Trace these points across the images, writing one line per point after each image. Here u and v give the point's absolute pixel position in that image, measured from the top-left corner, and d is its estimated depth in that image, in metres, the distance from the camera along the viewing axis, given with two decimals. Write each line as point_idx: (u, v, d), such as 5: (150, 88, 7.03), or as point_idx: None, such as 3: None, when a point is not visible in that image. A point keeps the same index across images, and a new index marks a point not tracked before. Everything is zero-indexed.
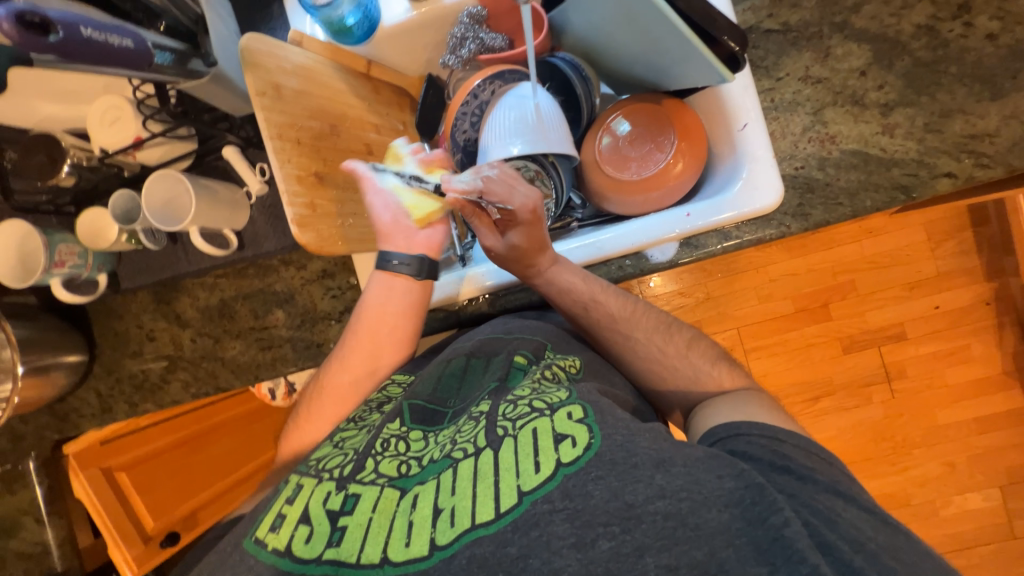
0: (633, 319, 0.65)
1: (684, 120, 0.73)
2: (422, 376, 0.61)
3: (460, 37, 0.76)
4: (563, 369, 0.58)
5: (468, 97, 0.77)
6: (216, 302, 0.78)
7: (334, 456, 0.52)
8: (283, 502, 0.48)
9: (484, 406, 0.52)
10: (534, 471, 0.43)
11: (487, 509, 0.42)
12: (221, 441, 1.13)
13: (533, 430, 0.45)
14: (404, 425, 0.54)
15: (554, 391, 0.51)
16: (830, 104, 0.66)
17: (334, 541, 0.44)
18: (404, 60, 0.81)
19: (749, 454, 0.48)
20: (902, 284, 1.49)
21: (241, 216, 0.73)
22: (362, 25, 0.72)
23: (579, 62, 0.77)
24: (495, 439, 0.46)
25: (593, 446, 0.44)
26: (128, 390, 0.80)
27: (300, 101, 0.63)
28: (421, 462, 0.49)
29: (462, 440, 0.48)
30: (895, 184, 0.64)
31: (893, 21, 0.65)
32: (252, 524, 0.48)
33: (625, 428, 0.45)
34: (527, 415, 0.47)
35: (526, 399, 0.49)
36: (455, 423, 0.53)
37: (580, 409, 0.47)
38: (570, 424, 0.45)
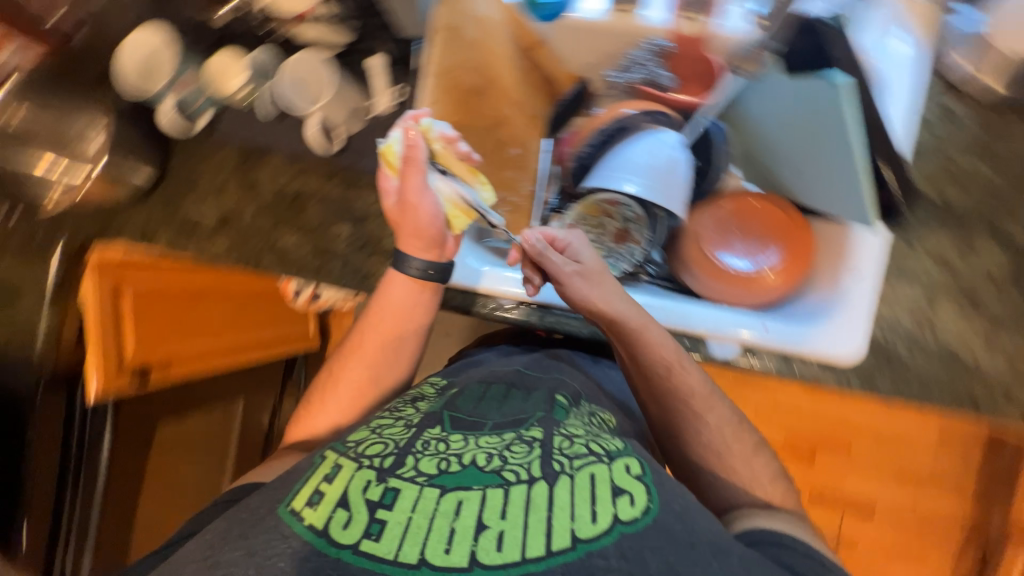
0: (709, 401, 0.67)
1: (796, 240, 0.71)
2: (463, 393, 0.62)
3: (633, 61, 0.75)
4: (606, 423, 0.62)
5: (613, 119, 0.75)
6: (293, 189, 0.78)
7: (372, 443, 0.53)
8: (322, 479, 0.50)
9: (535, 432, 0.53)
10: (592, 521, 0.45)
11: (537, 543, 0.44)
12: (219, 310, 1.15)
13: (591, 475, 0.49)
14: (443, 430, 0.54)
15: (606, 439, 0.56)
16: (947, 293, 0.65)
17: (372, 534, 0.44)
18: (573, 53, 0.77)
19: (795, 568, 0.53)
20: (893, 470, 1.48)
21: (356, 125, 0.73)
22: (552, 7, 0.71)
23: (728, 134, 0.77)
24: (552, 473, 0.48)
25: (651, 512, 0.47)
26: (175, 228, 0.80)
27: None
28: (461, 462, 0.49)
29: (514, 463, 0.49)
30: (967, 395, 0.64)
31: None
32: (286, 498, 0.50)
33: (679, 500, 0.50)
34: (584, 457, 0.51)
35: (581, 440, 0.53)
36: (500, 434, 0.54)
37: (637, 466, 0.52)
38: (629, 480, 0.50)
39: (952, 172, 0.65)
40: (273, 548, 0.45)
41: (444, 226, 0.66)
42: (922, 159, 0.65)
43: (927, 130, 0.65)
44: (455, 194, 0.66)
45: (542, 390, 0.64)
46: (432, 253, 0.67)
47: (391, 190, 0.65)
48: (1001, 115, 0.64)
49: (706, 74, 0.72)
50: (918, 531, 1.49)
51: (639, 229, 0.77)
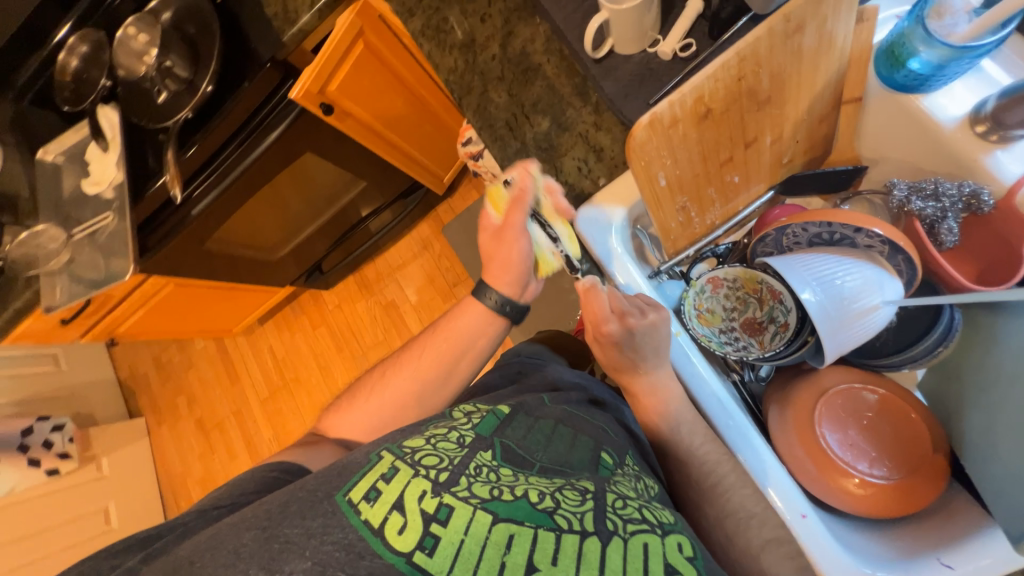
0: None
1: (916, 484, 0.63)
2: (515, 423, 0.61)
3: (936, 191, 0.61)
4: (647, 488, 0.59)
5: (854, 225, 0.64)
6: (535, 61, 0.79)
7: (427, 454, 0.52)
8: (378, 476, 0.49)
9: (587, 483, 0.53)
10: None
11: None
12: (397, 102, 1.34)
13: (643, 542, 0.48)
14: (494, 458, 0.54)
15: (658, 510, 0.54)
16: None
17: (425, 547, 0.44)
18: (879, 138, 0.68)
19: None
20: None
21: (629, 48, 0.72)
22: (910, 77, 0.61)
23: (955, 333, 0.64)
24: (604, 531, 0.48)
25: None
26: (431, 21, 0.85)
27: (785, 61, 0.58)
28: (514, 494, 0.49)
29: (565, 511, 0.49)
30: None
31: None
32: (343, 483, 0.49)
33: None
34: (637, 523, 0.50)
35: (634, 504, 0.53)
36: (551, 478, 0.53)
37: (687, 546, 0.51)
38: (683, 562, 0.48)
39: None
40: (331, 528, 0.45)
41: (529, 271, 0.75)
42: None
43: None
44: (552, 249, 0.74)
45: (590, 441, 0.61)
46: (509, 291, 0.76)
47: (490, 225, 0.76)
48: None
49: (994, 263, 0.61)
50: None
51: (773, 335, 0.73)
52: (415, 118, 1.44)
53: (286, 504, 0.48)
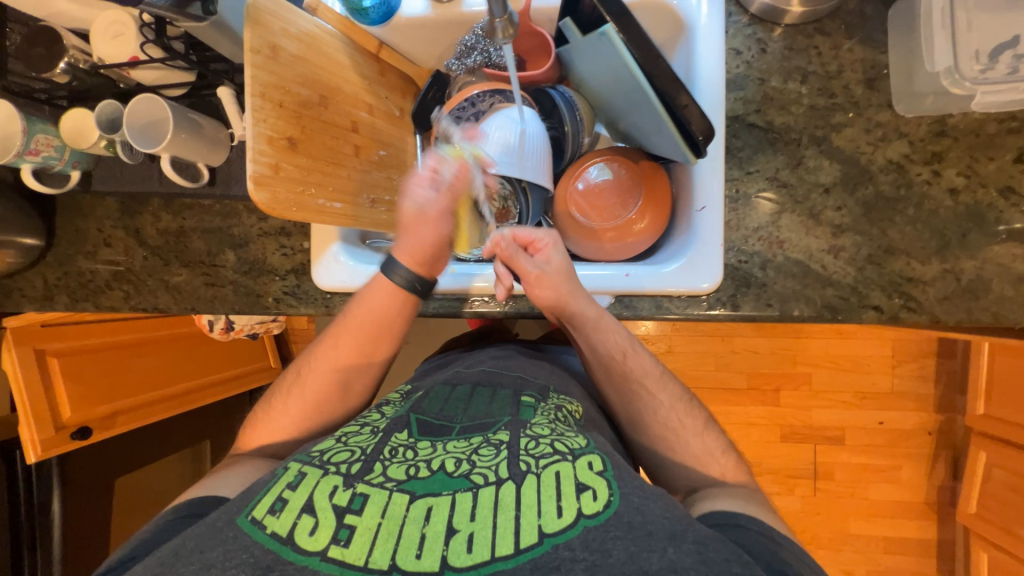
0: (661, 380, 0.70)
1: (653, 186, 0.76)
2: (431, 397, 0.64)
3: (469, 46, 0.79)
4: (570, 412, 0.64)
5: (465, 103, 0.79)
6: (176, 228, 0.80)
7: (338, 452, 0.54)
8: (285, 487, 0.49)
9: (503, 436, 0.54)
10: (557, 515, 0.45)
11: (507, 542, 0.44)
12: (159, 356, 1.19)
13: (555, 473, 0.49)
14: (411, 437, 0.56)
15: (571, 436, 0.55)
16: (788, 211, 0.68)
17: (340, 539, 0.45)
18: (416, 50, 0.83)
19: (751, 549, 0.51)
20: (854, 392, 1.60)
21: (219, 155, 0.76)
22: (378, 9, 0.74)
23: (575, 101, 0.79)
24: (518, 473, 0.48)
25: (612, 504, 0.46)
26: (73, 286, 0.82)
27: (295, 66, 0.66)
28: (430, 470, 0.50)
29: (483, 466, 0.50)
30: (825, 302, 0.67)
31: (868, 149, 0.67)
32: (249, 503, 0.49)
33: (641, 491, 0.48)
34: (549, 456, 0.51)
35: (546, 439, 0.53)
36: (468, 440, 0.55)
37: (600, 461, 0.51)
38: (592, 475, 0.49)
39: (772, 96, 0.68)
40: (233, 552, 0.45)
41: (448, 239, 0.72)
42: (742, 89, 0.69)
43: (740, 61, 0.69)
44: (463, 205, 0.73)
45: (508, 390, 0.66)
46: (419, 267, 0.71)
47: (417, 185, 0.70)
48: (805, 35, 0.68)
49: (539, 52, 0.78)
50: (893, 447, 1.61)
51: (516, 204, 0.79)
52: (198, 345, 1.29)
53: (183, 545, 0.47)
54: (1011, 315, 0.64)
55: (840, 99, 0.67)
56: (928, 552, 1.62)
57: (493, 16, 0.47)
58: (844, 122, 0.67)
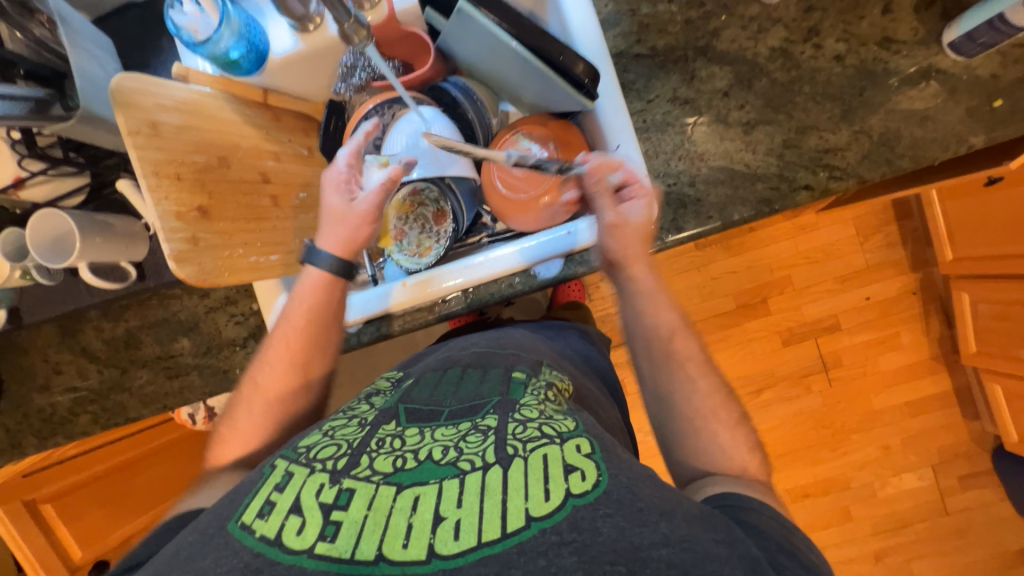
0: (703, 366, 0.66)
1: (569, 139, 0.76)
2: (421, 383, 0.61)
3: (350, 66, 0.80)
4: (560, 391, 0.60)
5: (365, 121, 0.79)
6: (121, 333, 0.78)
7: (324, 446, 0.51)
8: (272, 489, 0.47)
9: (491, 420, 0.52)
10: (544, 499, 0.43)
11: (494, 527, 0.42)
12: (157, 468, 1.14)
13: (543, 455, 0.46)
14: (399, 425, 0.53)
15: (561, 418, 0.52)
16: (697, 124, 0.69)
17: (327, 535, 0.43)
18: (302, 87, 0.82)
19: (761, 529, 0.49)
20: (834, 278, 1.65)
21: (140, 248, 0.74)
22: (247, 57, 0.72)
23: (470, 86, 0.80)
24: (505, 457, 0.46)
25: (601, 484, 0.45)
26: (37, 424, 0.80)
27: (182, 136, 0.64)
28: (418, 459, 0.48)
29: (469, 452, 0.47)
30: (760, 198, 0.69)
31: (751, 44, 0.69)
32: (237, 507, 0.46)
33: (629, 470, 0.46)
34: (536, 439, 0.48)
35: (536, 423, 0.50)
36: (456, 425, 0.52)
37: (588, 443, 0.48)
38: (579, 458, 0.46)
39: (647, 23, 0.70)
40: (224, 559, 0.42)
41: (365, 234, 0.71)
42: (618, 25, 0.71)
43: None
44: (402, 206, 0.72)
45: (499, 368, 0.63)
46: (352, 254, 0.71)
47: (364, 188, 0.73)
48: None
49: (416, 52, 0.78)
50: (886, 317, 1.66)
51: (448, 201, 0.81)
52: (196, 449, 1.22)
53: (177, 554, 0.45)
54: (928, 153, 0.66)
55: (710, 6, 0.69)
56: (951, 402, 1.67)
57: (340, 21, 0.60)
58: (721, 26, 0.69)
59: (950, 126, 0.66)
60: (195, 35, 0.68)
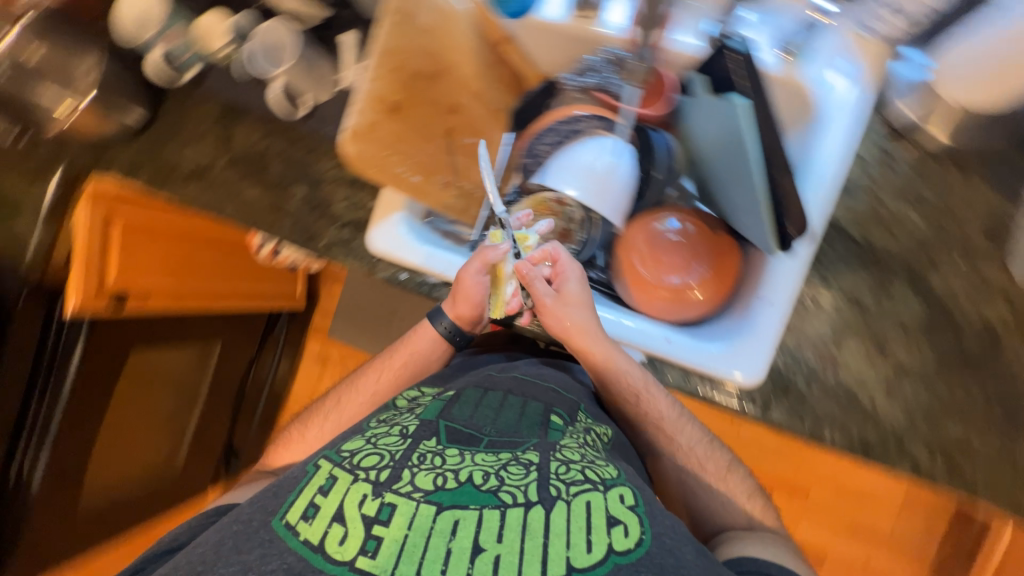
0: (679, 422, 0.73)
1: (724, 260, 0.73)
2: (460, 401, 0.62)
3: (591, 66, 0.76)
4: (598, 437, 0.63)
5: (568, 118, 0.77)
6: (260, 147, 0.82)
7: (369, 455, 0.54)
8: (317, 491, 0.52)
9: (532, 455, 0.54)
10: (585, 549, 0.47)
11: (533, 569, 0.45)
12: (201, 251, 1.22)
13: (586, 502, 0.50)
14: (438, 443, 0.55)
15: (602, 464, 0.56)
16: (853, 337, 0.64)
17: (367, 549, 0.47)
18: (541, 54, 0.79)
19: None
20: None
21: (321, 95, 0.79)
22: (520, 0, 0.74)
23: (676, 150, 0.78)
24: (548, 498, 0.49)
25: (644, 542, 0.48)
26: (150, 167, 0.83)
27: (422, 38, 0.70)
28: (458, 478, 0.51)
29: (511, 486, 0.50)
30: (860, 440, 0.63)
31: (965, 303, 0.62)
32: (282, 505, 0.52)
33: (674, 534, 0.51)
34: (580, 483, 0.52)
35: (578, 465, 0.54)
36: (496, 454, 0.54)
37: (631, 494, 0.53)
38: (622, 510, 0.50)
39: (879, 216, 0.65)
40: (269, 557, 0.48)
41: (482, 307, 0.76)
42: (853, 201, 0.65)
43: (861, 169, 0.66)
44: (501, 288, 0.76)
45: (539, 405, 0.63)
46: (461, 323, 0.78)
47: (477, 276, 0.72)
48: (939, 163, 0.65)
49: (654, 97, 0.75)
50: None
51: (580, 230, 0.78)
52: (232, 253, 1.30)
53: (221, 543, 0.51)
54: None
55: (950, 242, 0.63)
56: None
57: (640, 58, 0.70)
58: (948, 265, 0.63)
59: None
60: None
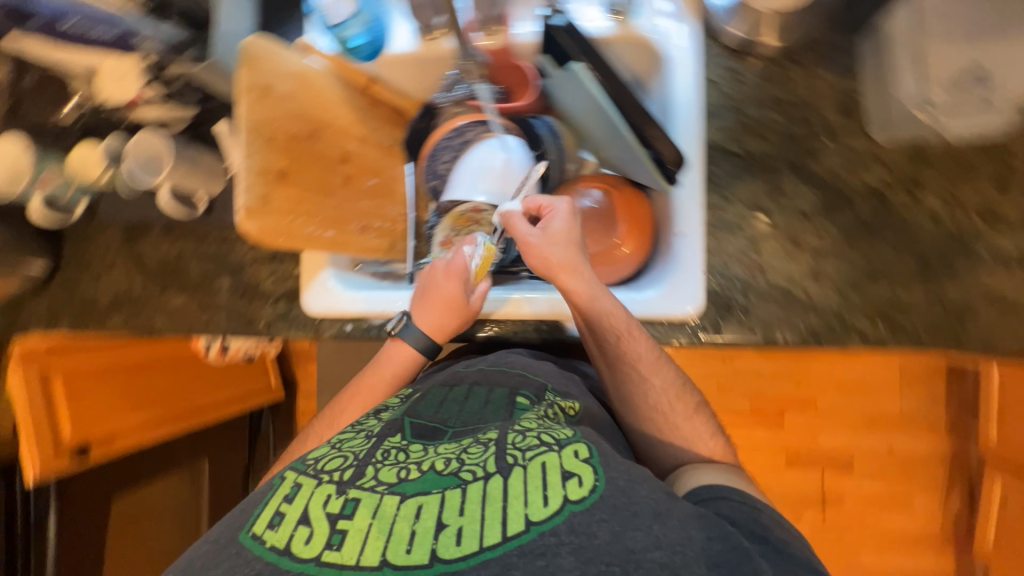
0: (656, 365, 0.69)
1: (636, 213, 0.77)
2: (427, 399, 0.63)
3: (454, 80, 0.81)
4: (562, 412, 0.64)
5: (453, 133, 0.82)
6: (173, 255, 0.83)
7: (331, 458, 0.52)
8: (281, 500, 0.47)
9: (491, 434, 0.53)
10: (543, 504, 0.44)
11: (494, 532, 0.42)
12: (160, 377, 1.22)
13: (542, 463, 0.47)
14: (404, 439, 0.54)
15: (560, 431, 0.54)
16: (764, 235, 0.68)
17: (333, 544, 0.43)
18: (409, 83, 0.83)
19: (734, 518, 0.55)
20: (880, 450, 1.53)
21: (217, 186, 0.80)
22: (368, 46, 0.78)
23: (559, 130, 0.82)
24: (505, 466, 0.47)
25: (598, 489, 0.45)
26: (76, 312, 0.84)
27: (286, 103, 0.71)
28: (420, 469, 0.48)
29: (471, 463, 0.48)
30: (808, 328, 0.66)
31: (847, 177, 0.67)
32: (247, 519, 0.47)
33: (627, 474, 0.48)
34: (536, 448, 0.49)
35: (534, 433, 0.52)
36: (458, 442, 0.53)
37: (586, 449, 0.50)
38: (576, 463, 0.48)
39: (749, 125, 0.70)
40: (232, 566, 0.43)
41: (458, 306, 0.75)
42: (720, 118, 0.71)
43: (718, 91, 0.71)
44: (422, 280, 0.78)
45: (505, 390, 0.67)
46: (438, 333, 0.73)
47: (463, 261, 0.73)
48: (780, 67, 0.70)
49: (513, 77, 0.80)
50: (903, 474, 1.53)
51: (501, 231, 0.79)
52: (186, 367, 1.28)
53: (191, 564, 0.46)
54: (1002, 340, 0.63)
55: (815, 126, 0.68)
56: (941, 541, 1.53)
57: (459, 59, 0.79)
58: (822, 149, 0.68)
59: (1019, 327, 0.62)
60: (330, 17, 0.74)
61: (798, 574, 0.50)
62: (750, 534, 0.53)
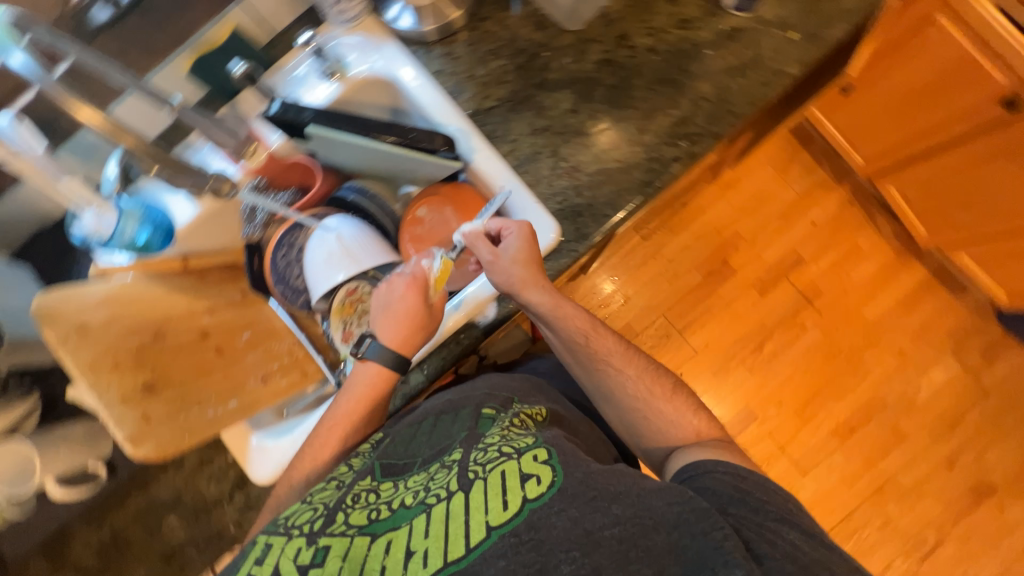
0: (627, 355, 0.75)
1: (464, 197, 0.81)
2: (394, 434, 0.67)
3: (251, 209, 0.87)
4: (529, 418, 0.66)
5: (283, 247, 0.85)
6: (108, 534, 0.76)
7: (302, 512, 0.58)
8: (252, 561, 0.53)
9: (456, 454, 0.60)
10: (502, 508, 0.51)
11: (460, 546, 0.50)
12: None
13: (501, 471, 0.55)
14: (375, 479, 0.61)
15: (522, 438, 0.60)
16: (560, 144, 0.77)
17: None
18: (214, 241, 0.86)
19: (711, 490, 0.60)
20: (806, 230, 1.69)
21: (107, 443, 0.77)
22: (156, 235, 0.76)
23: (363, 185, 0.88)
24: (466, 482, 0.55)
25: (556, 483, 0.53)
26: None
27: (115, 326, 0.66)
28: (389, 508, 0.56)
29: (435, 487, 0.56)
30: (640, 183, 0.74)
31: (578, 65, 0.78)
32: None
33: (580, 466, 0.55)
34: (496, 458, 0.57)
35: (495, 445, 0.59)
36: (426, 470, 0.61)
37: (544, 451, 0.57)
38: (536, 465, 0.55)
39: (486, 81, 0.80)
40: None
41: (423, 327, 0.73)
42: (462, 93, 0.80)
43: (448, 75, 0.81)
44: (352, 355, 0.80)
45: (470, 407, 0.69)
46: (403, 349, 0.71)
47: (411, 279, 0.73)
48: (476, 30, 0.81)
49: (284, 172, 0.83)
50: (834, 234, 1.69)
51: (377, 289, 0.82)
52: None
53: None
54: (757, 95, 0.75)
55: (531, 50, 0.79)
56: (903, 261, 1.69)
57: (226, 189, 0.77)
58: (548, 60, 0.79)
59: (756, 79, 0.76)
60: (101, 235, 0.72)
61: (771, 528, 0.54)
62: (726, 502, 0.57)
